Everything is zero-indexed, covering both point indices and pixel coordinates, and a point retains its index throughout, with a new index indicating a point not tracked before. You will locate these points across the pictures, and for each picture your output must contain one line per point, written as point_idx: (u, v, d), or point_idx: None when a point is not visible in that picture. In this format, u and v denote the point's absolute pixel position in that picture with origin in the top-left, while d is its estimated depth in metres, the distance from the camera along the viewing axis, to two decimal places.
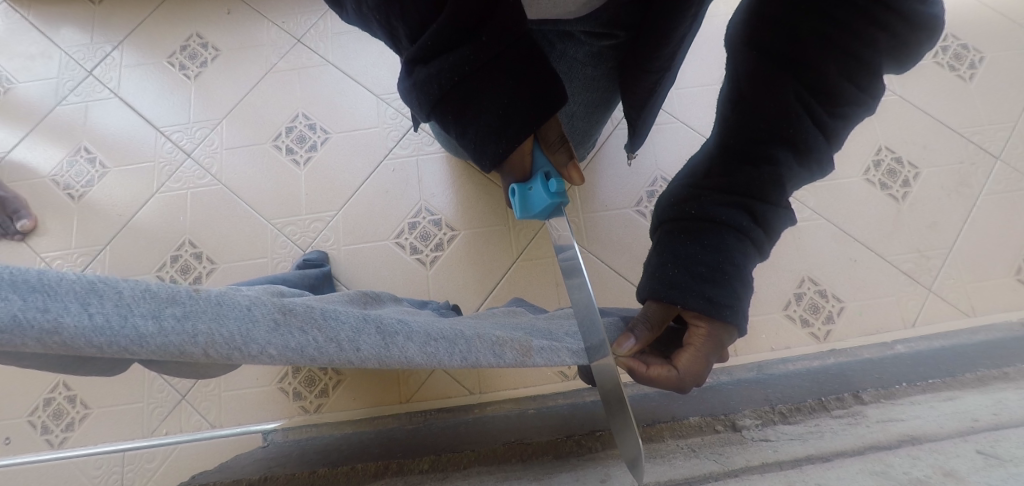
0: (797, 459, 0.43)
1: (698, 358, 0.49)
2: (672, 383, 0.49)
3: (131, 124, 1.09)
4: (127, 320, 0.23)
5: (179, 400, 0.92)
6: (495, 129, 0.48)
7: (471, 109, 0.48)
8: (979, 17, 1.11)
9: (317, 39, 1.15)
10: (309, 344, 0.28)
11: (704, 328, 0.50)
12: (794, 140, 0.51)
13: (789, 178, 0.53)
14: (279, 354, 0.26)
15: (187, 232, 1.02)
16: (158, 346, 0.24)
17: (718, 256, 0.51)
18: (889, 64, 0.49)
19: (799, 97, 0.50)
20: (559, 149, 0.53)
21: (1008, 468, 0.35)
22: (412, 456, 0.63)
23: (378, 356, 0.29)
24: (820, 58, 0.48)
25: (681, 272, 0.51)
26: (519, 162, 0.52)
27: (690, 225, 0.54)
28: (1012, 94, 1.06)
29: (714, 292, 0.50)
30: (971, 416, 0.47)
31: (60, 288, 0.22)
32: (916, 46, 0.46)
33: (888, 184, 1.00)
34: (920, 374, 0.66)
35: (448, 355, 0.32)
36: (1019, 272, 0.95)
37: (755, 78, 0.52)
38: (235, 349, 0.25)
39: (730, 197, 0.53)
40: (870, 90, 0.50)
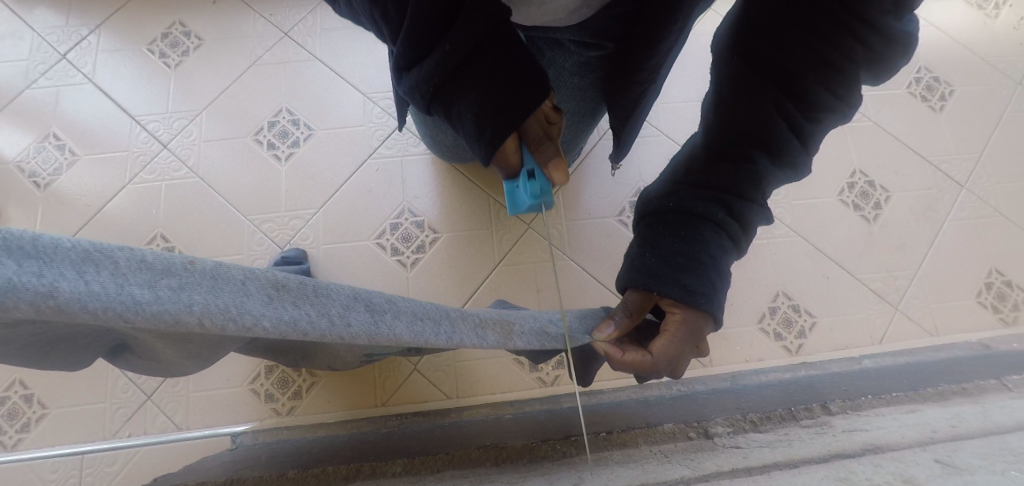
0: (766, 465, 0.44)
1: (670, 344, 0.53)
2: (648, 365, 0.55)
3: (104, 112, 1.06)
4: (125, 289, 0.23)
5: (144, 401, 0.89)
6: (475, 131, 0.49)
7: (457, 109, 0.49)
8: (948, 49, 1.16)
9: (304, 34, 1.15)
10: (299, 317, 0.31)
11: (678, 315, 0.53)
12: (771, 142, 0.52)
13: (767, 177, 0.54)
14: (273, 326, 0.29)
15: (159, 226, 0.99)
16: (154, 317, 0.24)
17: (694, 247, 0.53)
18: (867, 73, 0.49)
19: (775, 101, 0.50)
20: (545, 143, 0.52)
21: (963, 475, 0.37)
22: (385, 458, 0.62)
23: (367, 332, 0.34)
24: (794, 66, 0.49)
25: (660, 262, 0.54)
26: (504, 161, 0.52)
27: (668, 218, 0.56)
28: (976, 125, 1.11)
29: (691, 281, 0.52)
30: (931, 427, 0.49)
31: (55, 254, 0.22)
32: (892, 60, 0.47)
33: (860, 206, 1.04)
34: (884, 388, 0.68)
35: (424, 334, 0.39)
36: (979, 294, 0.99)
37: (734, 83, 0.53)
38: (232, 320, 0.27)
39: (708, 192, 0.55)
40: (848, 99, 0.50)
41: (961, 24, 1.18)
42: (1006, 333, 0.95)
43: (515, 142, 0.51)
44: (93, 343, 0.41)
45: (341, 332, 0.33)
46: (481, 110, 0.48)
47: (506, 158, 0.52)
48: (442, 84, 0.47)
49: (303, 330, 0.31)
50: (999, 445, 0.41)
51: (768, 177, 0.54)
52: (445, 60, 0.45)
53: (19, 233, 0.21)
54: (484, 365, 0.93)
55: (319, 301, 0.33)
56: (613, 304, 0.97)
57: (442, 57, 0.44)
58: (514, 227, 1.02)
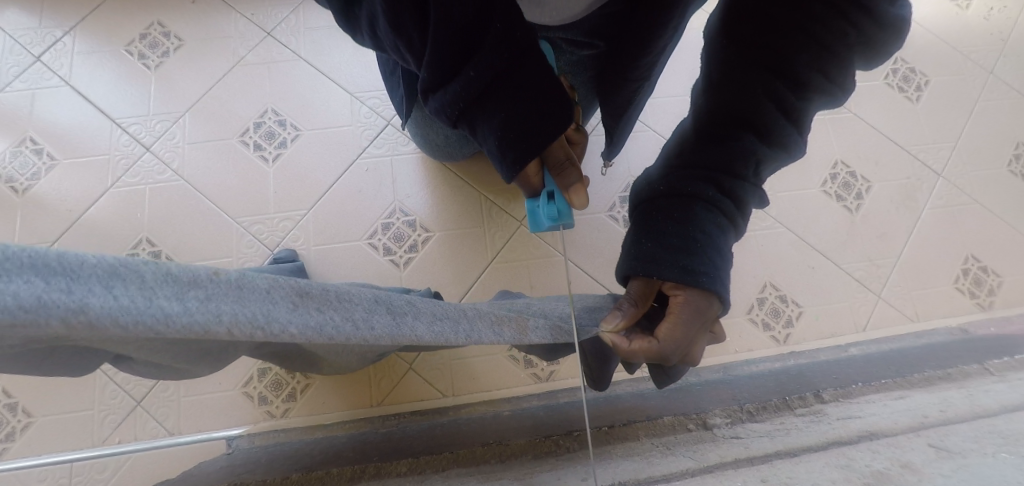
0: (768, 455, 0.46)
1: (676, 327, 0.52)
2: (654, 351, 0.53)
3: (83, 115, 1.04)
4: (152, 303, 0.24)
5: (134, 407, 0.88)
6: (500, 150, 0.48)
7: (481, 126, 0.48)
8: (925, 42, 1.19)
9: (288, 33, 1.13)
10: (324, 322, 0.31)
11: (681, 296, 0.52)
12: (760, 122, 0.53)
13: (761, 158, 0.55)
14: (298, 332, 0.29)
15: (144, 229, 0.97)
16: (183, 327, 0.25)
17: (688, 227, 0.53)
18: (860, 57, 0.51)
19: (766, 82, 0.52)
20: (569, 169, 0.52)
21: (957, 459, 0.38)
22: (388, 459, 0.62)
23: (394, 335, 0.36)
24: (787, 47, 0.51)
25: (655, 245, 0.54)
26: (527, 183, 0.54)
27: (661, 202, 0.57)
28: (952, 116, 1.14)
29: (688, 261, 0.52)
30: (921, 412, 0.51)
31: (79, 271, 0.22)
32: (884, 45, 0.49)
33: (843, 196, 1.06)
34: (871, 374, 0.71)
35: (452, 333, 0.39)
36: (957, 280, 1.02)
37: (724, 66, 0.55)
38: (258, 328, 0.27)
39: (698, 172, 0.55)
40: (839, 81, 0.52)
41: (936, 17, 1.21)
42: (982, 317, 0.99)
43: (537, 166, 0.52)
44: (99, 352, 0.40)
45: (367, 335, 0.34)
46: (506, 132, 0.46)
47: (528, 180, 0.53)
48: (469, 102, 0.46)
49: (327, 334, 0.31)
50: (988, 428, 0.43)
51: (760, 156, 0.54)
52: (475, 83, 0.44)
53: (45, 251, 0.22)
54: (480, 363, 0.94)
55: (344, 306, 0.34)
56: (606, 298, 0.98)
57: (472, 77, 0.44)
58: (507, 224, 1.02)
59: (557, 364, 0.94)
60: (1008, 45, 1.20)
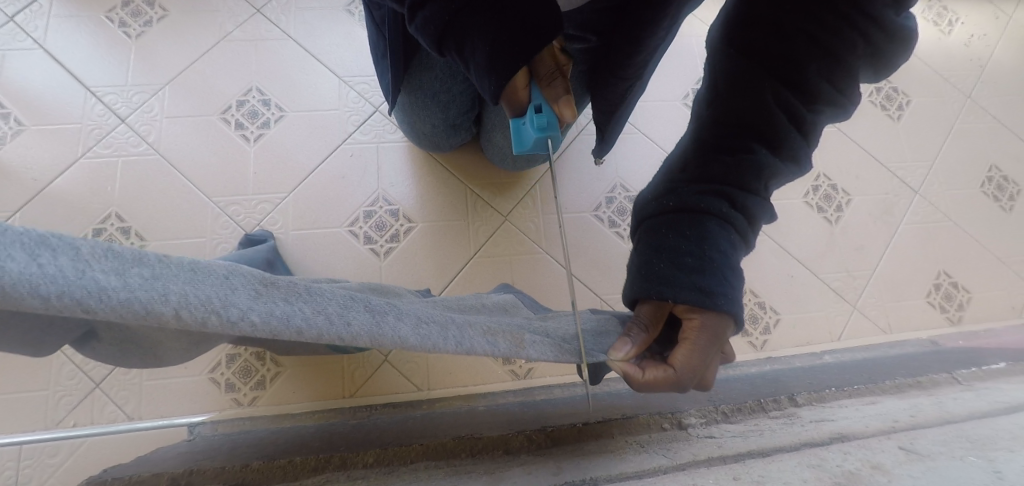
0: (740, 454, 0.46)
1: (693, 353, 0.50)
2: (670, 382, 0.50)
3: (57, 81, 1.00)
4: (88, 275, 0.23)
5: (93, 389, 0.84)
6: (486, 67, 0.47)
7: (469, 45, 0.48)
8: (909, 61, 1.22)
9: (277, 12, 1.10)
10: (291, 312, 0.30)
11: (696, 320, 0.50)
12: (771, 133, 0.53)
13: (771, 171, 0.54)
14: (260, 322, 0.28)
15: (114, 204, 0.94)
16: (122, 304, 0.24)
17: (703, 245, 0.51)
18: (863, 66, 0.54)
19: (775, 90, 0.53)
20: (557, 81, 0.49)
21: (926, 462, 0.38)
22: (356, 449, 0.61)
23: (373, 334, 0.33)
24: (798, 55, 0.52)
25: (668, 266, 0.51)
26: (512, 99, 0.50)
27: (669, 218, 0.54)
28: (931, 135, 1.17)
29: (704, 281, 0.50)
30: (892, 417, 0.52)
31: (8, 238, 0.22)
32: (890, 55, 0.53)
33: (823, 208, 1.08)
34: (844, 381, 0.72)
35: (441, 340, 0.36)
36: (929, 295, 1.04)
37: (732, 75, 0.55)
38: (210, 312, 0.27)
39: (709, 187, 0.53)
40: (846, 93, 0.55)
41: (920, 38, 1.24)
42: (951, 332, 1.01)
43: (524, 78, 0.49)
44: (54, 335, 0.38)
45: (343, 334, 0.31)
46: (494, 44, 0.46)
47: (514, 94, 0.49)
48: (453, 19, 0.47)
49: (297, 329, 0.30)
50: (957, 433, 0.43)
51: (771, 169, 0.54)
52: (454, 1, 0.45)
53: None
54: (457, 358, 0.92)
55: (322, 302, 0.32)
56: (587, 297, 0.97)
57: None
58: (491, 219, 1.01)
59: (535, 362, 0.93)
60: (986, 70, 1.24)
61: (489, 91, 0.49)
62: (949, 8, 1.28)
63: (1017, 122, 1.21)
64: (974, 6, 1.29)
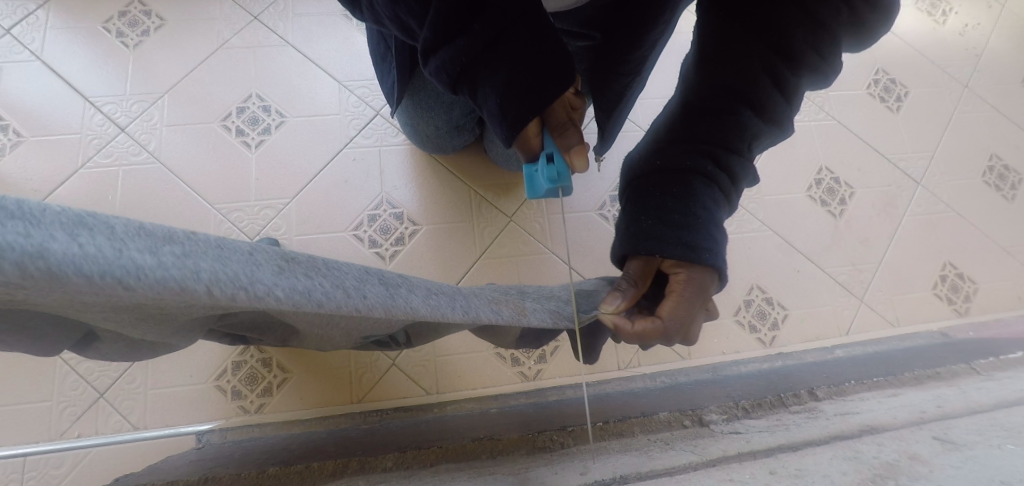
0: (770, 448, 0.45)
1: (678, 306, 0.51)
2: (657, 332, 0.52)
3: (54, 91, 0.98)
4: (125, 254, 0.21)
5: (95, 399, 0.82)
6: (500, 115, 0.46)
7: (481, 86, 0.46)
8: (907, 56, 1.22)
9: (275, 18, 1.09)
10: (313, 288, 0.29)
11: (681, 274, 0.51)
12: (755, 95, 0.53)
13: (756, 134, 0.54)
14: (287, 296, 0.27)
15: (114, 213, 0.92)
16: (158, 283, 0.22)
17: (689, 202, 0.51)
18: (848, 36, 0.54)
19: (761, 51, 0.52)
20: (569, 129, 0.48)
21: (963, 451, 0.38)
22: (372, 454, 0.59)
23: (386, 305, 0.33)
24: (783, 20, 0.52)
25: (656, 223, 0.52)
26: (524, 145, 0.49)
27: (656, 177, 0.54)
28: (930, 128, 1.17)
29: (691, 237, 0.50)
30: (918, 408, 0.51)
31: (42, 217, 0.20)
32: (872, 25, 0.53)
33: (827, 202, 1.08)
34: (860, 374, 0.71)
35: (448, 309, 0.38)
36: (935, 286, 1.05)
37: (719, 36, 0.55)
38: (242, 288, 0.25)
39: (696, 147, 0.54)
40: (830, 60, 0.54)
41: (916, 31, 1.25)
42: (960, 323, 1.01)
43: (537, 126, 0.48)
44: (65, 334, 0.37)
45: (361, 304, 0.31)
46: (508, 93, 0.44)
47: (526, 142, 0.49)
48: (468, 62, 0.44)
49: (319, 301, 0.29)
50: (989, 422, 0.43)
51: (756, 131, 0.54)
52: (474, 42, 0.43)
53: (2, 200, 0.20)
54: (466, 360, 0.91)
55: (335, 275, 0.31)
56: None
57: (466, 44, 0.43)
58: (496, 219, 1.00)
59: (545, 363, 0.92)
60: (981, 61, 1.25)
61: (502, 136, 0.47)
62: (943, 1, 1.29)
63: (1013, 112, 1.22)
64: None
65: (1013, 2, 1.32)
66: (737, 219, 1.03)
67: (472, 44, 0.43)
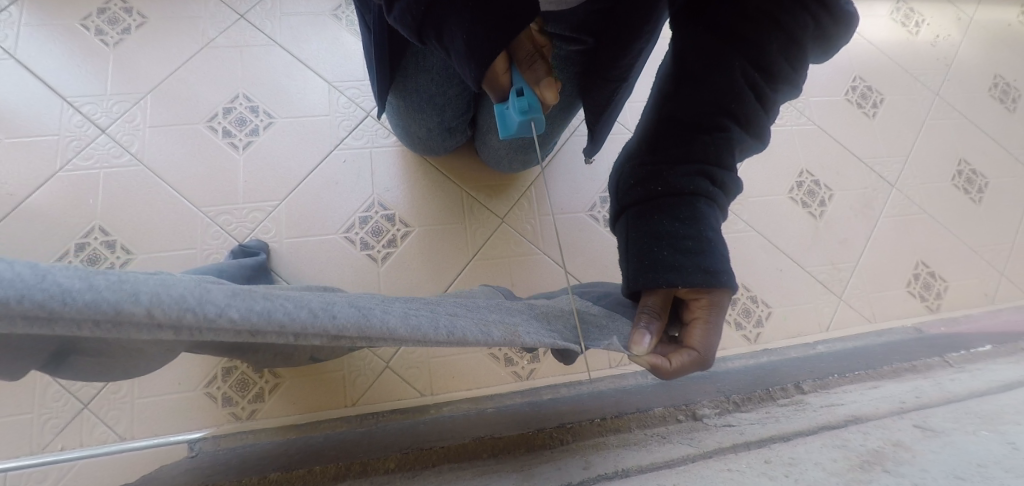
0: (763, 439, 0.47)
1: (708, 330, 0.54)
2: (693, 363, 0.54)
3: (30, 92, 0.96)
4: (50, 278, 0.23)
5: (80, 410, 0.81)
6: (466, 54, 0.45)
7: (449, 30, 0.46)
8: (881, 62, 1.27)
9: (263, 17, 1.09)
10: (271, 308, 0.27)
11: (704, 300, 0.54)
12: (741, 111, 0.56)
13: (738, 147, 0.57)
14: (239, 318, 0.26)
15: (97, 217, 0.91)
16: (89, 305, 0.23)
17: (696, 226, 0.54)
18: (814, 50, 0.56)
19: (743, 70, 0.55)
20: (537, 62, 0.47)
21: (942, 437, 0.40)
22: (375, 452, 0.62)
23: (362, 325, 0.31)
24: (760, 37, 0.54)
25: (669, 251, 0.53)
26: (494, 83, 0.49)
27: (659, 201, 0.56)
28: (904, 132, 1.22)
29: (706, 261, 0.52)
30: (899, 399, 0.54)
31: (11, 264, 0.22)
32: (836, 41, 0.55)
33: (807, 203, 1.11)
34: (841, 369, 0.74)
35: (431, 329, 0.35)
36: (909, 284, 1.09)
37: (701, 53, 0.57)
38: (185, 309, 0.25)
39: (692, 167, 0.55)
40: (798, 73, 0.57)
41: (890, 39, 1.30)
42: (932, 319, 1.06)
43: (504, 62, 0.47)
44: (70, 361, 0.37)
45: (331, 324, 0.29)
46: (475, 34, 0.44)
47: (495, 79, 0.48)
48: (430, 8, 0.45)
49: (281, 324, 0.27)
50: (964, 410, 0.46)
51: (741, 145, 0.57)
52: None
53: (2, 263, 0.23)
54: (460, 361, 0.92)
55: (297, 301, 0.30)
56: None
57: None
58: (488, 220, 1.01)
59: (538, 363, 0.93)
60: (951, 68, 1.31)
61: (471, 74, 0.47)
62: (914, 10, 1.34)
63: (980, 118, 1.28)
64: (937, 9, 1.36)
65: (979, 13, 1.39)
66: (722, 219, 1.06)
67: None
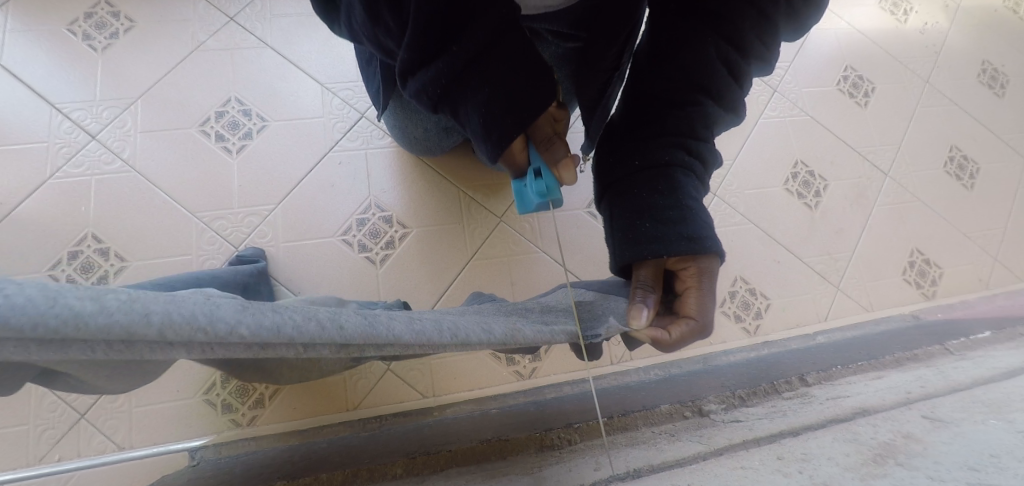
0: (772, 435, 0.47)
1: (702, 298, 0.52)
2: (693, 333, 0.52)
3: (17, 99, 0.94)
4: (59, 300, 0.20)
5: (76, 421, 0.80)
6: (484, 136, 0.47)
7: (465, 108, 0.47)
8: (872, 52, 1.28)
9: (252, 19, 1.07)
10: (281, 321, 0.27)
11: (692, 268, 0.53)
12: (714, 84, 0.56)
13: (715, 121, 0.57)
14: (252, 334, 0.25)
15: (88, 224, 0.89)
16: (102, 329, 0.21)
17: (676, 196, 0.53)
18: (784, 26, 0.57)
19: (717, 45, 0.55)
20: (555, 143, 0.50)
21: (952, 428, 0.40)
22: (379, 459, 0.61)
23: (366, 333, 0.30)
24: (731, 13, 0.55)
25: (651, 223, 0.52)
26: (511, 161, 0.52)
27: (636, 177, 0.56)
28: (896, 121, 1.23)
29: (687, 228, 0.52)
30: (903, 388, 0.55)
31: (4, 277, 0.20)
32: (804, 16, 0.56)
33: (803, 194, 1.12)
34: (842, 359, 0.75)
35: (434, 331, 0.34)
36: (905, 272, 1.10)
37: (674, 31, 0.58)
38: (198, 328, 0.23)
39: (669, 140, 0.55)
40: (770, 48, 0.58)
41: (881, 29, 1.30)
42: (928, 306, 1.07)
43: (522, 143, 0.50)
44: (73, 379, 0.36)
45: (336, 336, 0.29)
46: (492, 111, 0.46)
47: (512, 159, 0.51)
48: (453, 78, 0.45)
49: (291, 337, 0.27)
50: (970, 399, 0.46)
51: (716, 119, 0.57)
52: (456, 60, 0.44)
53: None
54: (462, 362, 0.91)
55: (305, 310, 0.29)
56: None
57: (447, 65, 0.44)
58: (486, 220, 1.01)
59: (540, 361, 0.93)
60: (941, 56, 1.32)
61: (489, 152, 0.49)
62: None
63: (970, 106, 1.29)
64: None
65: (967, 1, 1.40)
66: (719, 212, 1.07)
67: (450, 63, 0.44)
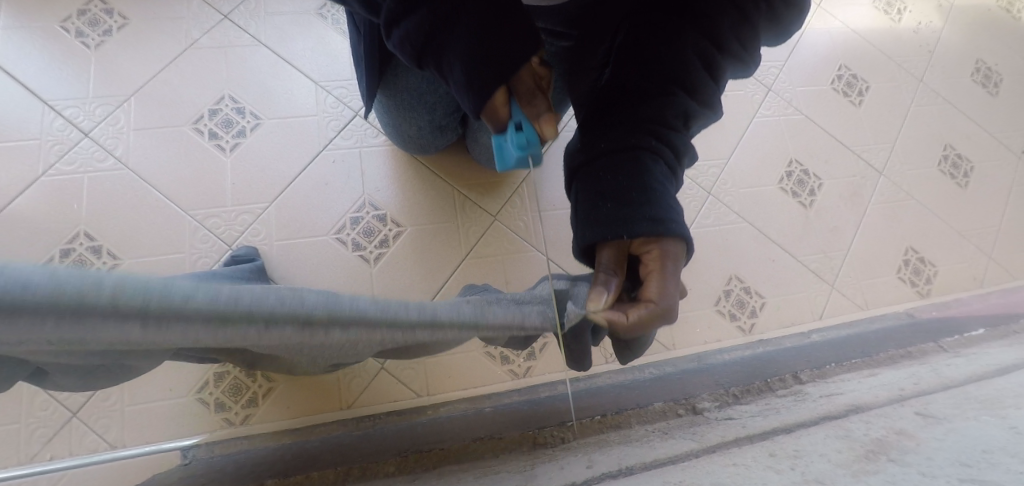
0: (766, 432, 0.47)
1: (664, 281, 0.50)
2: (654, 316, 0.50)
3: (9, 96, 0.93)
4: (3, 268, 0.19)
5: (68, 419, 0.79)
6: (463, 84, 0.46)
7: (447, 58, 0.47)
8: (866, 51, 1.28)
9: (246, 16, 1.06)
10: (240, 294, 0.26)
11: (656, 251, 0.51)
12: (689, 73, 0.55)
13: (692, 114, 0.57)
14: (210, 304, 0.25)
15: (81, 222, 0.88)
16: (53, 298, 0.20)
17: (642, 179, 0.53)
18: (767, 29, 0.57)
19: (696, 39, 0.55)
20: (537, 99, 0.47)
21: (946, 424, 0.40)
22: (374, 456, 0.62)
23: (334, 309, 0.30)
24: (711, 10, 0.54)
25: (615, 206, 0.52)
26: (493, 116, 0.48)
27: (603, 160, 0.56)
28: (890, 120, 1.23)
29: (651, 211, 0.51)
30: (896, 386, 0.55)
31: None
32: (787, 22, 0.56)
33: (798, 193, 1.12)
34: (837, 357, 0.75)
35: (403, 311, 0.34)
36: (899, 270, 1.10)
37: (653, 22, 0.58)
38: (155, 298, 0.23)
39: (636, 125, 0.55)
40: (750, 51, 0.57)
41: (874, 28, 1.31)
42: (922, 304, 1.07)
43: (504, 95, 0.47)
44: (58, 376, 0.36)
45: (302, 310, 0.28)
46: (471, 59, 0.46)
47: (493, 112, 0.47)
48: (434, 32, 0.46)
49: (253, 309, 0.26)
50: (963, 395, 0.46)
51: (692, 110, 0.56)
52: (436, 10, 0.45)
53: None
54: (456, 361, 0.91)
55: (264, 289, 0.29)
56: None
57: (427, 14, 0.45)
58: (481, 219, 1.00)
59: (534, 360, 0.93)
60: (934, 55, 1.32)
61: (470, 106, 0.48)
62: None
63: (963, 104, 1.30)
64: None
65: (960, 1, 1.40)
66: (714, 211, 1.06)
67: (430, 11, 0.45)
